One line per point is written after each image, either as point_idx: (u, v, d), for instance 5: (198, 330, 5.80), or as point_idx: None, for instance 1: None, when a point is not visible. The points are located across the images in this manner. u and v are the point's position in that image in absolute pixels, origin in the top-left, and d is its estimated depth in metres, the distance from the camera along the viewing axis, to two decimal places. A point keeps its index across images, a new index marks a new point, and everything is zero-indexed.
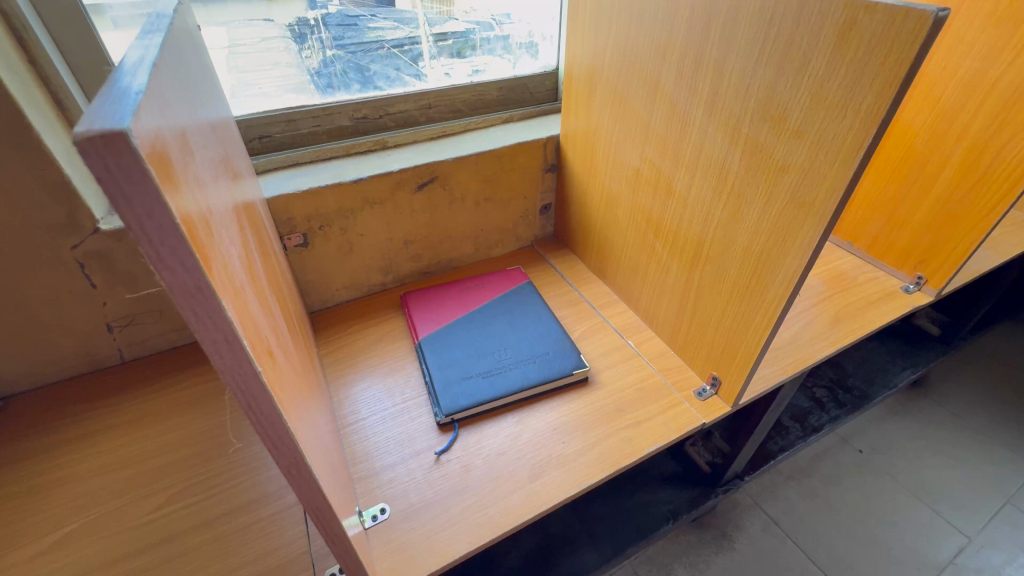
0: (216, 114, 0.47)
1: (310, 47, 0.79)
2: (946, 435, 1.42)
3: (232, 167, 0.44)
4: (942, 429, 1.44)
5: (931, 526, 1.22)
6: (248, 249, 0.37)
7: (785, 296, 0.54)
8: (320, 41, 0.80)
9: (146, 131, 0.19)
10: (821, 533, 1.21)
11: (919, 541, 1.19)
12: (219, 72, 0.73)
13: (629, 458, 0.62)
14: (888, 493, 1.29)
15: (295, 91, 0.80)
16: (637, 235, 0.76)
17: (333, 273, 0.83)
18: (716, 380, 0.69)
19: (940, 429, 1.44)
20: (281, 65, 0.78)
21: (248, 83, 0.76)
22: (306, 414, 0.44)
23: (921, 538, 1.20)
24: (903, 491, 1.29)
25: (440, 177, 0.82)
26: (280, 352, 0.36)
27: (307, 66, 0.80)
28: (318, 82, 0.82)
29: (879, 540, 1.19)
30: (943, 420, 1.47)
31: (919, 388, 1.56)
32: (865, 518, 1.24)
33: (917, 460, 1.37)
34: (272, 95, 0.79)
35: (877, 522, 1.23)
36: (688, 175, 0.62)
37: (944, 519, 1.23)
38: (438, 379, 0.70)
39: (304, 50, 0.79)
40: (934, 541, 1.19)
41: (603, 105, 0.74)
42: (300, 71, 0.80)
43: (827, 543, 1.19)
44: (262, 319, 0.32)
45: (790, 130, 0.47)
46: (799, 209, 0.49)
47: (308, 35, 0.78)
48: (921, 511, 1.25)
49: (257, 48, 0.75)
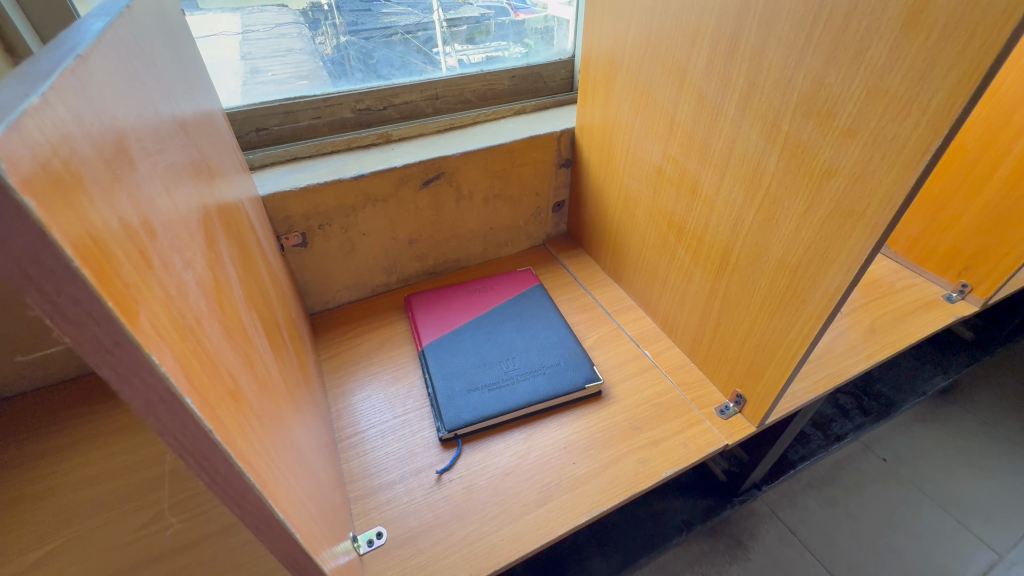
0: (195, 107, 0.43)
1: (324, 34, 0.76)
2: (977, 445, 1.35)
3: (210, 168, 0.39)
4: (972, 438, 1.37)
5: (959, 541, 1.16)
6: (222, 264, 0.33)
7: (825, 313, 0.48)
8: (334, 26, 0.76)
9: (37, 142, 0.15)
10: (842, 545, 1.16)
11: (947, 557, 1.13)
12: (230, 58, 0.71)
13: (645, 483, 0.58)
14: (914, 505, 1.23)
15: (307, 78, 0.77)
16: (657, 239, 0.70)
17: (334, 273, 0.79)
18: (740, 397, 0.64)
19: (971, 438, 1.37)
20: (294, 52, 0.75)
21: (258, 69, 0.74)
22: (296, 440, 0.40)
23: (949, 554, 1.14)
24: (929, 503, 1.23)
25: (447, 173, 0.77)
26: (256, 382, 0.31)
27: (320, 53, 0.77)
28: (331, 68, 0.78)
29: (904, 554, 1.13)
30: (974, 428, 1.39)
31: (950, 394, 1.49)
32: (888, 531, 1.18)
33: (944, 470, 1.30)
34: (284, 82, 0.75)
35: (903, 535, 1.17)
36: (716, 174, 0.56)
37: (973, 534, 1.17)
38: (441, 391, 0.66)
39: (316, 36, 0.76)
40: (962, 558, 1.13)
41: (622, 95, 0.68)
42: (312, 57, 0.76)
43: (848, 556, 1.14)
44: (229, 350, 0.28)
45: (839, 129, 0.41)
46: (847, 220, 0.43)
47: (321, 20, 0.75)
48: (949, 525, 1.18)
49: (271, 34, 0.73)
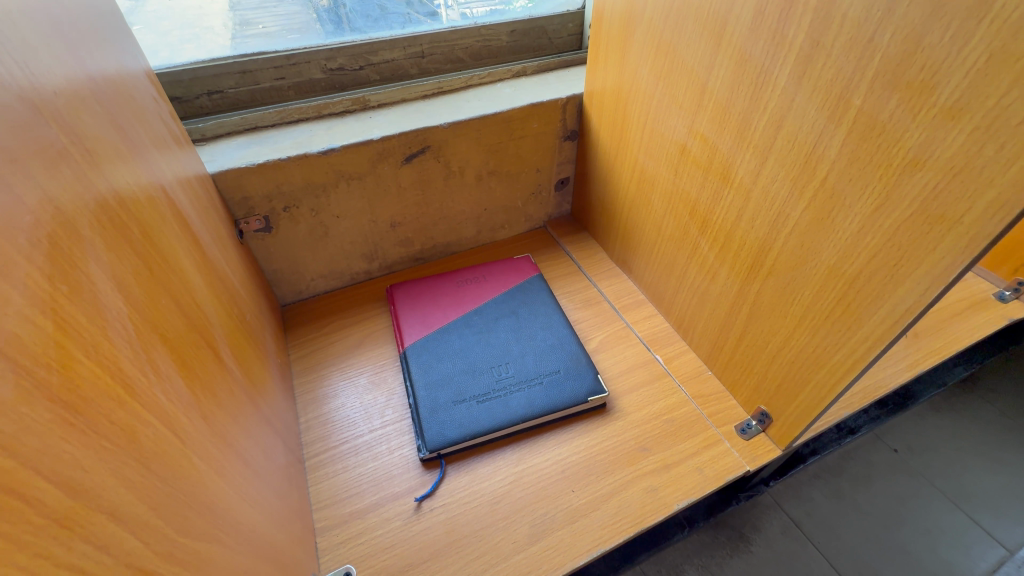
0: (87, 65, 0.32)
1: None
2: (1012, 436, 1.11)
3: (97, 148, 0.30)
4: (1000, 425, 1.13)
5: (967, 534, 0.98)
6: (91, 296, 0.23)
7: (886, 336, 0.39)
8: None
9: None
10: (846, 539, 0.97)
11: (954, 553, 0.95)
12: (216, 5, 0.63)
13: (654, 517, 0.50)
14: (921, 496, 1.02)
15: (298, 31, 0.67)
16: (675, 229, 0.60)
17: (305, 260, 0.69)
18: (765, 415, 0.55)
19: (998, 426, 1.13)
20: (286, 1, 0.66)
21: (246, 21, 0.64)
22: (236, 498, 0.33)
23: (958, 550, 0.96)
24: (938, 493, 1.03)
25: (433, 147, 0.66)
26: (137, 462, 0.23)
27: (314, 2, 0.67)
28: (325, 20, 0.68)
29: (909, 551, 0.95)
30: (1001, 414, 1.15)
31: (989, 377, 1.23)
32: (893, 524, 0.99)
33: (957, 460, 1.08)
34: (277, 33, 0.66)
35: (909, 529, 0.98)
36: (755, 158, 0.46)
37: (982, 530, 0.98)
38: (423, 403, 0.58)
39: None
40: (967, 557, 0.95)
41: (641, 55, 0.56)
42: (304, 8, 0.67)
43: (850, 553, 0.95)
44: (75, 438, 0.19)
45: (938, 107, 0.31)
46: (933, 226, 0.34)
47: None
48: (957, 517, 1.00)
49: None
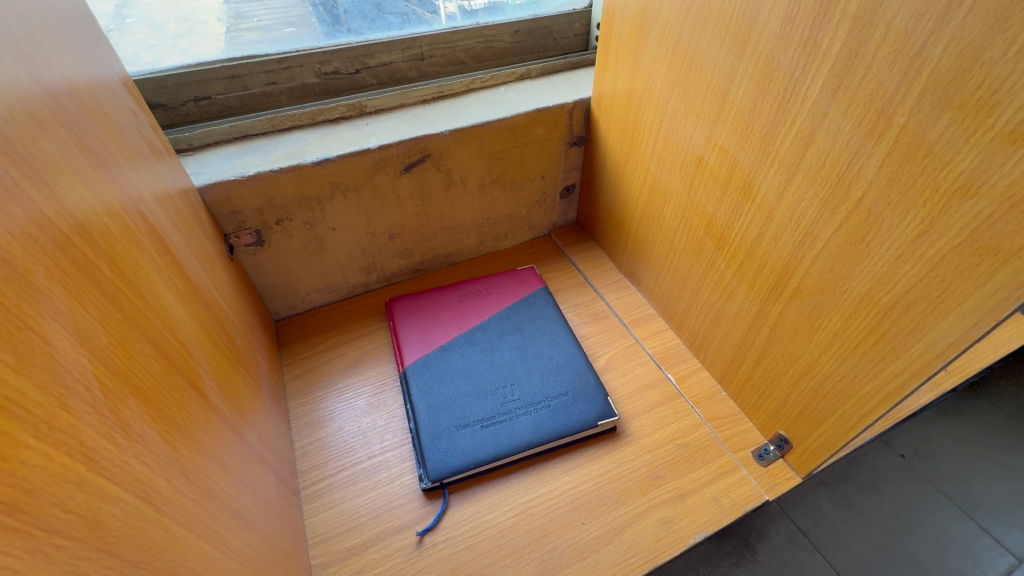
0: (47, 79, 0.28)
1: None
2: None
3: (55, 174, 0.26)
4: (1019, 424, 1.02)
5: (977, 541, 0.85)
6: (44, 360, 0.20)
7: (924, 371, 0.36)
8: None
9: None
10: (856, 550, 0.85)
11: (964, 561, 0.83)
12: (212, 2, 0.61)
13: (669, 552, 0.48)
14: (926, 499, 0.90)
15: (296, 26, 0.64)
16: (689, 244, 0.57)
17: (299, 274, 0.66)
18: (784, 441, 0.53)
19: (1017, 425, 1.01)
20: None
21: (243, 14, 0.61)
22: (222, 560, 0.30)
23: (968, 558, 0.84)
24: (943, 497, 0.91)
25: (433, 155, 0.63)
26: (100, 552, 0.20)
27: None
28: (320, 18, 0.64)
29: (916, 559, 0.83)
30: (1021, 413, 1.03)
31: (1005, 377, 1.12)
32: (902, 531, 0.86)
33: (966, 461, 0.96)
34: (271, 29, 0.63)
35: (915, 536, 0.86)
36: (780, 174, 0.42)
37: (991, 537, 0.86)
38: (424, 428, 0.55)
39: None
40: (975, 565, 0.83)
41: (655, 61, 0.53)
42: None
43: (859, 565, 0.83)
44: (17, 547, 0.16)
45: (996, 130, 0.28)
46: (984, 258, 0.31)
47: None
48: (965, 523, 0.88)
49: None
